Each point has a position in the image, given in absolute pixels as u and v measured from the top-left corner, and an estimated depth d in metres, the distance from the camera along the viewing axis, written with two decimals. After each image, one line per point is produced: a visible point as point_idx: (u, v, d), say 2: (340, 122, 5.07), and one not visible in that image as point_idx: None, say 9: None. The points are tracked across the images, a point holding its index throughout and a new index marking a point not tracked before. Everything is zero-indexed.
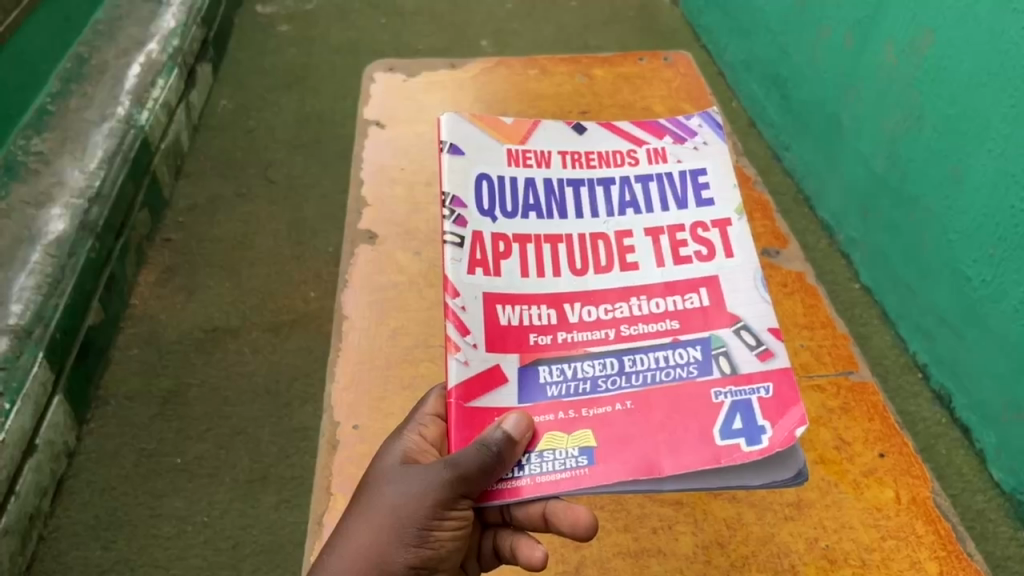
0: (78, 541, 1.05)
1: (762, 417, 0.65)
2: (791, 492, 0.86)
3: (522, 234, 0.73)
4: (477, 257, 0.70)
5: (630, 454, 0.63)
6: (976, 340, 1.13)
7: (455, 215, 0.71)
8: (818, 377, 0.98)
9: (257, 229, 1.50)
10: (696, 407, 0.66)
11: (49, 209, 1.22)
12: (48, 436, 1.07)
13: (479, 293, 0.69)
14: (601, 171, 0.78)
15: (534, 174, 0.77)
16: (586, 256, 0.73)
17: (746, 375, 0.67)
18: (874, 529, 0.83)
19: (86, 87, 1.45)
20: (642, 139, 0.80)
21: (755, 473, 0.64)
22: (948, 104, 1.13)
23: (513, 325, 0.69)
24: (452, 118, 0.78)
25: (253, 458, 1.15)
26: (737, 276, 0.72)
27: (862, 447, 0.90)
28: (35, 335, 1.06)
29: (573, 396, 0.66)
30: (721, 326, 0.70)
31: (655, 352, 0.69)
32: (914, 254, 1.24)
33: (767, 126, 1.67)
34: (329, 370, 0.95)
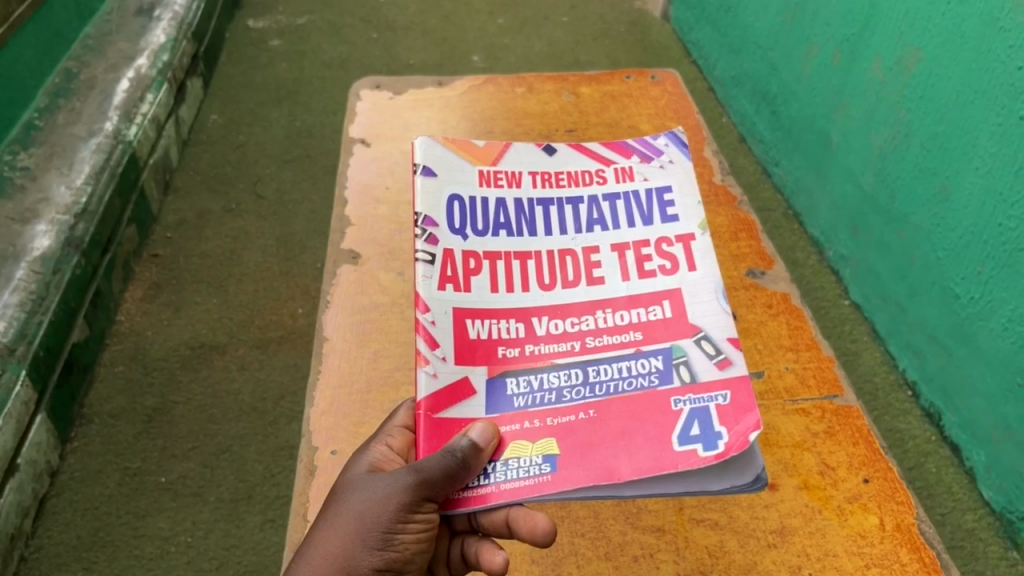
0: (60, 562, 1.04)
1: (720, 423, 0.64)
2: (774, 519, 0.86)
3: (493, 251, 0.74)
4: (448, 274, 0.72)
5: (591, 461, 0.63)
6: (964, 358, 1.13)
7: (427, 234, 0.73)
8: (803, 401, 0.97)
9: (245, 245, 1.49)
10: (656, 415, 0.66)
11: (35, 226, 1.21)
12: (30, 455, 1.05)
13: (449, 307, 0.70)
14: (570, 191, 0.80)
15: (505, 194, 0.78)
16: (555, 272, 0.75)
17: (705, 383, 0.67)
18: (858, 557, 0.83)
19: (74, 102, 1.46)
20: (610, 159, 0.83)
21: (719, 479, 0.63)
22: (935, 122, 1.13)
23: (481, 338, 0.70)
24: (428, 143, 0.81)
25: (238, 478, 1.13)
26: (699, 287, 0.73)
27: (846, 472, 0.90)
28: (18, 354, 1.05)
29: (540, 407, 0.67)
30: (683, 337, 0.70)
31: (618, 363, 0.69)
32: (904, 272, 1.24)
33: (758, 142, 1.67)
34: (308, 394, 0.95)
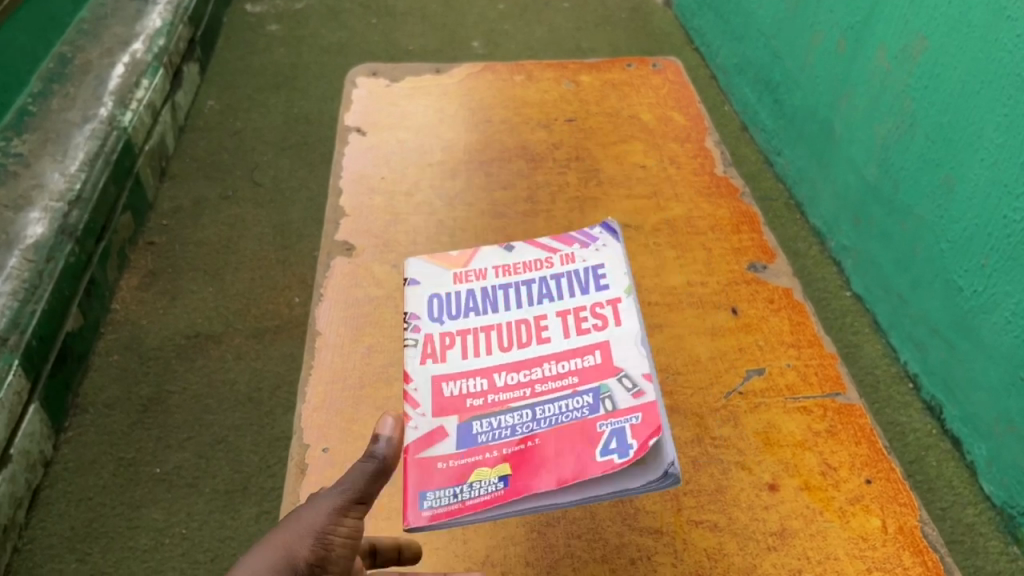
0: (54, 553, 1.03)
1: (632, 437, 0.84)
2: (775, 522, 0.90)
3: (465, 328, 0.98)
4: (428, 351, 0.96)
5: (536, 475, 0.82)
6: (967, 352, 1.12)
7: (412, 326, 0.99)
8: (804, 399, 1.02)
9: (242, 233, 1.48)
10: (585, 437, 0.86)
11: (28, 213, 1.21)
12: (24, 445, 1.05)
13: (428, 376, 0.94)
14: (524, 275, 1.04)
15: (473, 287, 1.03)
16: (511, 336, 0.97)
17: (623, 412, 0.87)
18: (860, 561, 0.87)
19: (69, 88, 1.45)
20: (557, 249, 1.07)
21: (639, 476, 0.82)
22: (940, 112, 1.11)
23: (455, 396, 0.92)
24: (415, 261, 1.07)
25: (233, 468, 1.11)
26: (624, 339, 0.95)
27: (848, 475, 0.95)
28: (10, 343, 1.04)
29: (498, 440, 0.87)
30: (609, 377, 0.91)
31: (558, 402, 0.90)
32: (907, 263, 1.22)
33: (760, 131, 1.66)
34: (302, 390, 1.01)
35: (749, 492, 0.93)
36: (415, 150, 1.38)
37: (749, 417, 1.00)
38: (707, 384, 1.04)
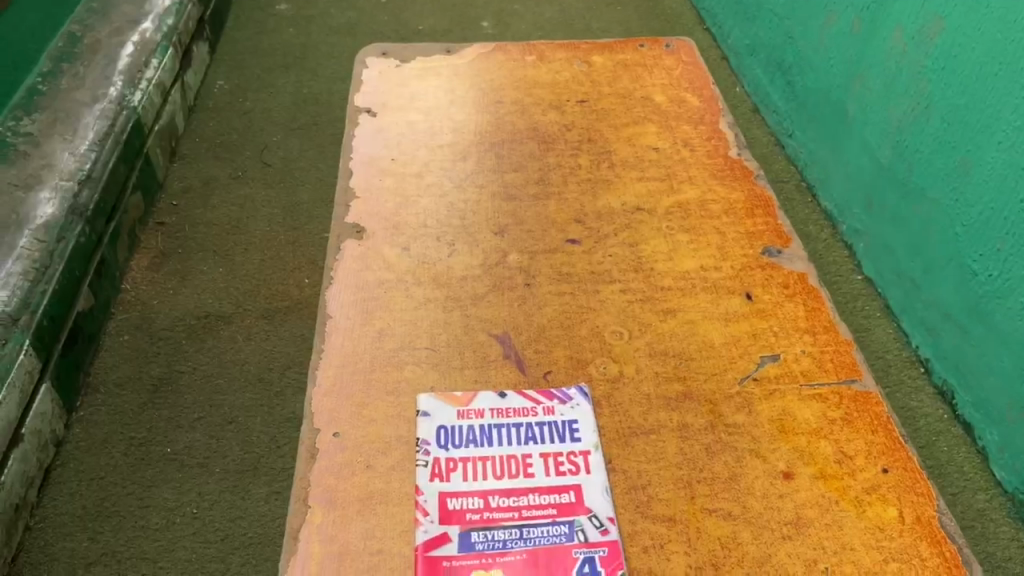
0: (66, 531, 1.02)
1: (602, 564, 0.98)
2: (791, 511, 1.03)
3: (465, 456, 1.09)
4: (436, 471, 1.07)
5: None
6: (980, 337, 1.10)
7: (427, 461, 1.08)
8: (820, 386, 1.17)
9: (252, 213, 1.48)
10: (561, 559, 0.98)
11: (38, 193, 1.21)
12: (35, 425, 1.05)
13: (435, 491, 1.05)
14: (513, 420, 1.13)
15: (473, 425, 1.12)
16: (503, 472, 1.07)
17: (594, 543, 1.00)
18: (877, 551, 1.00)
19: (78, 67, 1.44)
20: (539, 400, 1.15)
21: None
22: (957, 94, 1.12)
23: (457, 508, 1.03)
24: (425, 396, 1.16)
25: (244, 449, 1.11)
26: (594, 486, 1.06)
27: (867, 465, 1.08)
28: (21, 323, 1.05)
29: (491, 549, 0.99)
30: (581, 514, 1.03)
31: (540, 526, 1.01)
32: (920, 247, 1.21)
33: (772, 113, 1.64)
34: (312, 378, 1.18)
35: (765, 481, 1.06)
36: (398, 196, 1.48)
37: (764, 405, 1.15)
38: (721, 372, 1.19)
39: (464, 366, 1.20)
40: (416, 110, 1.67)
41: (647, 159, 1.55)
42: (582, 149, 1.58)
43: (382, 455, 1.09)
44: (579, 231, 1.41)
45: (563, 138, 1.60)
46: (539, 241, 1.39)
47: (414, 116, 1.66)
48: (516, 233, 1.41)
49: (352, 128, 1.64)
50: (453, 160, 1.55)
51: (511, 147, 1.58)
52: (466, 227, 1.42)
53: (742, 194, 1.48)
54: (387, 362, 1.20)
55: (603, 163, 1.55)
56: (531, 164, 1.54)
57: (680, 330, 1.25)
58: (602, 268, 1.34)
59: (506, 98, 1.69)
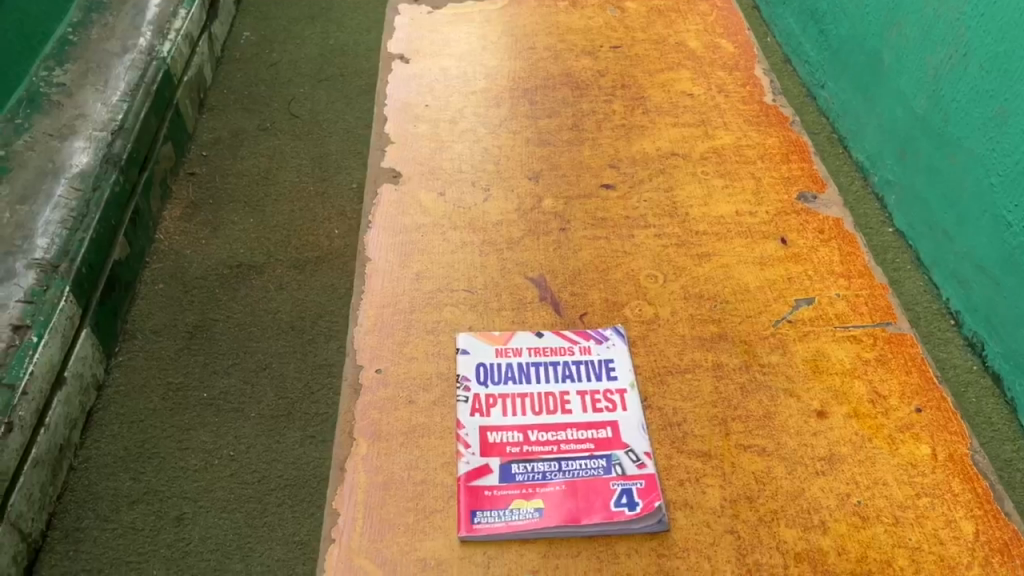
0: (109, 471, 1.04)
1: (639, 496, 1.01)
2: (824, 448, 1.05)
3: (505, 393, 1.12)
4: (477, 406, 1.10)
5: (563, 505, 1.00)
6: (1013, 288, 1.10)
7: (468, 397, 1.12)
8: (855, 328, 1.19)
9: (281, 164, 1.49)
10: (600, 491, 1.01)
11: (72, 142, 1.23)
12: (77, 369, 1.07)
13: (477, 425, 1.08)
14: (551, 358, 1.16)
15: (512, 363, 1.15)
16: (541, 408, 1.10)
17: (631, 475, 1.02)
18: (909, 486, 1.01)
19: (108, 18, 1.45)
20: (576, 340, 1.18)
21: (638, 519, 0.98)
22: (996, 41, 1.10)
23: (498, 441, 1.06)
24: (466, 335, 1.19)
25: (278, 394, 1.13)
26: (631, 422, 1.08)
27: (900, 403, 1.10)
28: (61, 270, 1.07)
29: (531, 480, 1.02)
30: (618, 449, 1.05)
31: (579, 459, 1.04)
32: (954, 197, 1.20)
33: (802, 63, 1.62)
34: (354, 317, 1.23)
35: (798, 419, 1.09)
36: (433, 141, 1.52)
37: (798, 346, 1.17)
38: (755, 315, 1.21)
39: (501, 308, 1.23)
40: (449, 56, 1.70)
41: (682, 104, 1.57)
42: (615, 95, 1.60)
43: (423, 391, 1.13)
44: (613, 177, 1.43)
45: (596, 83, 1.63)
46: (574, 185, 1.42)
47: (447, 62, 1.69)
48: (550, 177, 1.44)
49: (387, 74, 1.68)
50: (486, 106, 1.58)
51: (545, 92, 1.61)
52: (501, 171, 1.45)
53: (777, 139, 1.50)
54: (425, 304, 1.24)
55: (638, 108, 1.57)
56: (564, 110, 1.57)
57: (712, 273, 1.27)
58: (637, 212, 1.37)
59: (539, 44, 1.72)
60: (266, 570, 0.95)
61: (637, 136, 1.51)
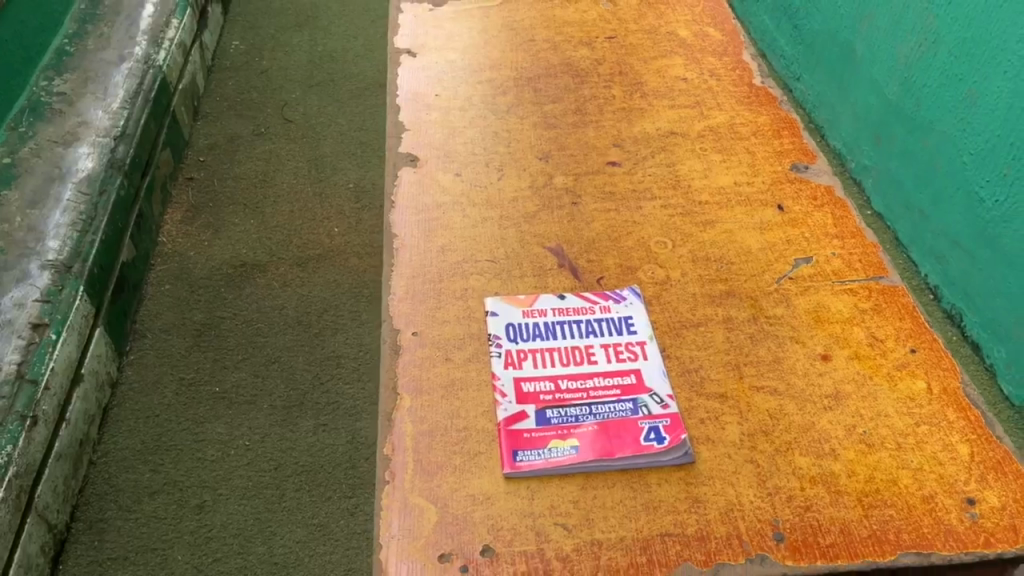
0: (127, 464, 1.07)
1: (666, 432, 0.98)
2: (829, 386, 1.03)
3: (534, 349, 1.08)
4: (510, 360, 1.06)
5: (598, 444, 0.96)
6: (987, 260, 1.15)
7: (501, 353, 1.07)
8: (851, 283, 1.17)
9: (278, 167, 1.52)
10: (630, 431, 0.98)
11: (77, 148, 1.26)
12: (93, 366, 1.10)
13: (512, 377, 1.04)
14: (575, 314, 1.12)
15: (539, 323, 1.11)
16: (569, 360, 1.06)
17: (656, 414, 0.99)
18: (909, 416, 0.99)
19: (103, 28, 1.48)
20: (596, 300, 1.14)
21: (666, 451, 0.96)
22: (963, 28, 1.17)
23: (532, 391, 1.02)
24: (493, 298, 1.14)
25: (289, 386, 1.16)
26: (654, 368, 1.05)
27: (891, 342, 1.08)
28: (74, 271, 1.09)
29: (565, 422, 0.99)
30: (644, 393, 1.02)
31: (607, 404, 1.01)
32: (928, 177, 1.26)
33: (778, 58, 1.69)
34: (388, 286, 1.16)
35: (805, 362, 1.06)
36: (446, 127, 1.45)
37: (800, 299, 1.14)
38: (760, 272, 1.18)
39: None
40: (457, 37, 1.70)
41: (678, 89, 1.58)
42: None
43: (457, 349, 1.07)
44: (620, 155, 1.40)
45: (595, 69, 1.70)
46: (581, 163, 1.38)
47: None
48: (559, 157, 1.40)
49: (395, 67, 1.61)
50: None
51: (547, 81, 1.59)
52: None
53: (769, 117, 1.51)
54: (447, 269, 1.19)
55: (636, 93, 1.56)
56: None
57: (708, 231, 1.25)
58: None
59: None
60: (288, 552, 0.98)
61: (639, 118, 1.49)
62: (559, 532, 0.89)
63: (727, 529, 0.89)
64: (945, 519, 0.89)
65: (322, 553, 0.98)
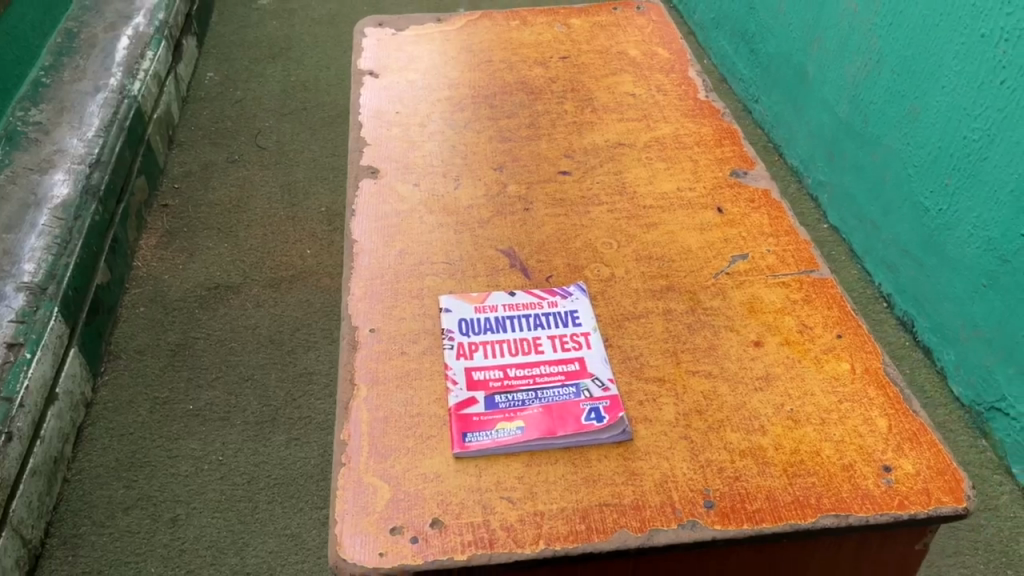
0: (101, 481, 1.09)
1: (608, 414, 0.63)
2: (759, 363, 0.67)
3: (478, 335, 0.69)
4: (464, 350, 0.68)
5: (539, 426, 0.62)
6: (934, 266, 1.20)
7: (455, 345, 0.68)
8: (784, 276, 0.75)
9: (251, 192, 1.56)
10: (570, 413, 0.63)
11: (52, 175, 1.28)
12: (67, 385, 1.12)
13: (455, 353, 0.68)
14: (520, 299, 0.72)
15: (493, 321, 0.70)
16: (513, 344, 0.68)
17: (596, 397, 0.64)
18: (845, 403, 0.64)
19: (78, 60, 1.52)
20: (550, 290, 0.74)
21: (606, 429, 0.62)
22: (903, 47, 1.23)
23: (480, 379, 0.65)
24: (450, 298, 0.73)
25: (262, 402, 1.19)
26: (600, 352, 0.68)
27: (819, 328, 0.70)
28: (49, 292, 1.12)
29: (504, 405, 0.63)
30: (584, 376, 0.65)
31: (546, 391, 0.64)
32: (878, 191, 1.32)
33: (739, 81, 1.78)
34: (348, 243, 0.79)
35: (736, 347, 0.68)
36: None
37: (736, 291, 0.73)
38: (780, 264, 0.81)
39: None
40: None
41: None
42: None
43: None
44: None
45: None
46: None
47: None
48: None
49: None
50: None
51: None
52: None
53: None
54: (407, 271, 0.76)
55: None
56: None
57: (648, 234, 0.80)
58: None
59: None
60: (261, 561, 1.00)
61: (646, 62, 1.04)
62: (507, 502, 0.57)
63: (661, 500, 0.57)
64: (862, 484, 0.58)
65: (294, 562, 1.00)
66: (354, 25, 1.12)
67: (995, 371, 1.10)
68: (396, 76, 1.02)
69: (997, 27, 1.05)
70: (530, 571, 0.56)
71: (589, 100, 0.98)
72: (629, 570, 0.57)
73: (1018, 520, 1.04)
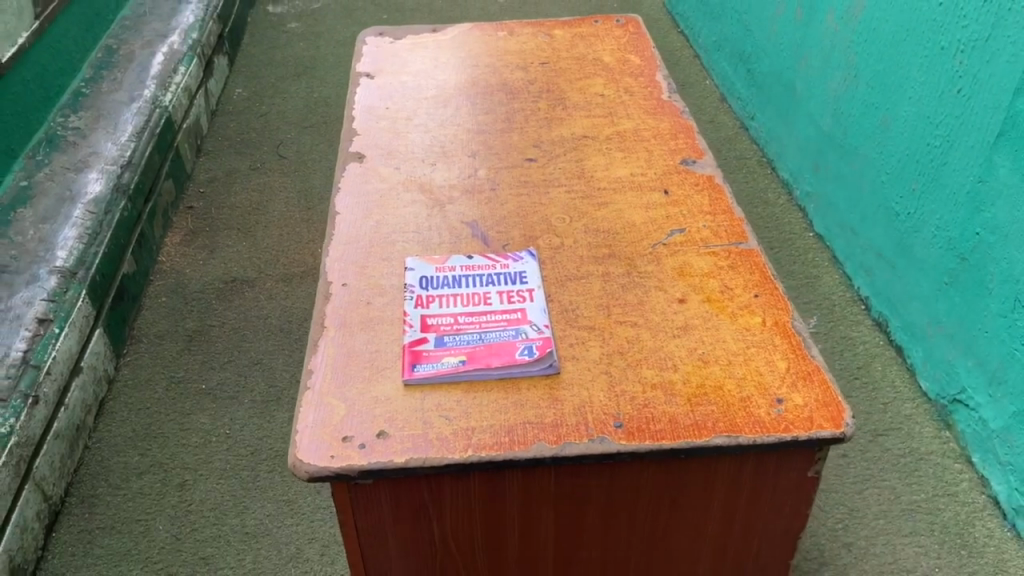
0: (119, 449, 1.18)
1: (540, 351, 0.71)
2: (679, 316, 0.75)
3: (436, 288, 0.78)
4: (423, 300, 0.76)
5: (479, 359, 0.70)
6: (905, 268, 1.26)
7: (416, 296, 0.77)
8: (715, 247, 0.83)
9: (270, 198, 1.66)
10: (507, 349, 0.71)
11: (86, 173, 1.39)
12: (92, 361, 1.22)
13: (413, 302, 0.76)
14: (477, 261, 0.81)
15: (450, 277, 0.79)
16: (466, 296, 0.77)
17: (532, 339, 0.72)
18: (753, 349, 0.71)
19: (116, 73, 1.64)
20: (505, 256, 0.82)
21: (537, 363, 0.70)
22: (877, 62, 1.30)
23: (433, 323, 0.74)
24: (416, 260, 0.81)
25: (268, 383, 1.28)
26: (541, 304, 0.76)
27: (739, 289, 0.77)
28: (78, 277, 1.22)
29: (451, 343, 0.72)
30: (524, 322, 0.74)
31: (490, 332, 0.72)
32: (857, 199, 1.38)
33: (737, 99, 1.86)
34: (330, 214, 0.88)
35: (662, 304, 0.76)
36: None
37: (670, 259, 0.81)
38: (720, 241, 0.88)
39: None
40: None
41: None
42: None
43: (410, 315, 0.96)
44: None
45: None
46: None
47: None
48: None
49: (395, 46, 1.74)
50: None
51: None
52: None
53: None
54: (381, 238, 0.85)
55: None
56: None
57: (599, 212, 0.88)
58: None
59: None
60: (259, 523, 1.08)
61: (619, 68, 1.13)
62: (443, 419, 0.65)
63: (576, 420, 0.65)
64: (755, 412, 0.65)
65: (290, 524, 1.08)
66: (358, 35, 1.23)
67: (957, 364, 1.15)
68: (391, 78, 1.12)
69: (955, 40, 1.12)
70: (463, 476, 0.64)
71: (562, 100, 1.07)
72: (551, 480, 0.66)
73: (975, 505, 1.08)
